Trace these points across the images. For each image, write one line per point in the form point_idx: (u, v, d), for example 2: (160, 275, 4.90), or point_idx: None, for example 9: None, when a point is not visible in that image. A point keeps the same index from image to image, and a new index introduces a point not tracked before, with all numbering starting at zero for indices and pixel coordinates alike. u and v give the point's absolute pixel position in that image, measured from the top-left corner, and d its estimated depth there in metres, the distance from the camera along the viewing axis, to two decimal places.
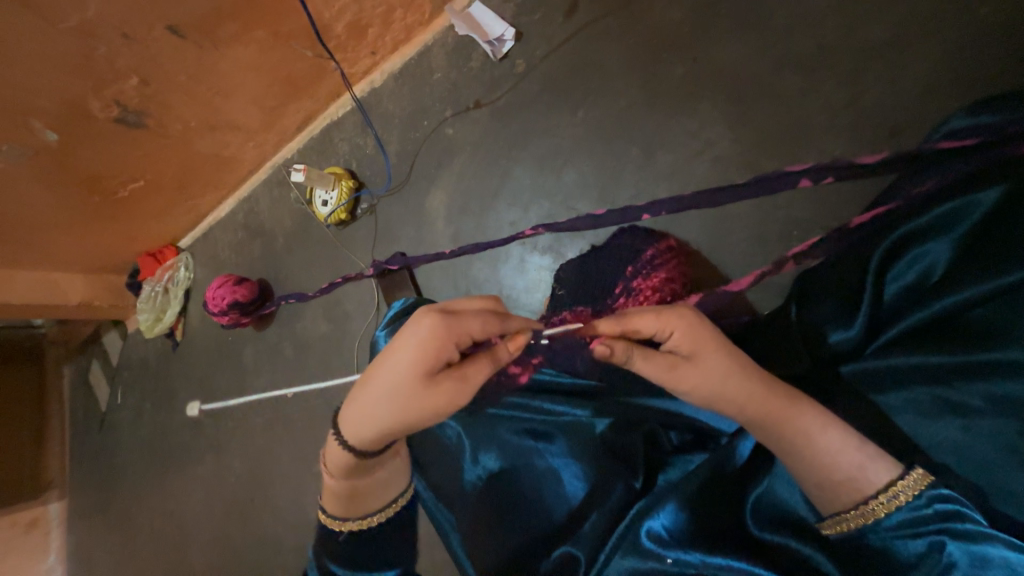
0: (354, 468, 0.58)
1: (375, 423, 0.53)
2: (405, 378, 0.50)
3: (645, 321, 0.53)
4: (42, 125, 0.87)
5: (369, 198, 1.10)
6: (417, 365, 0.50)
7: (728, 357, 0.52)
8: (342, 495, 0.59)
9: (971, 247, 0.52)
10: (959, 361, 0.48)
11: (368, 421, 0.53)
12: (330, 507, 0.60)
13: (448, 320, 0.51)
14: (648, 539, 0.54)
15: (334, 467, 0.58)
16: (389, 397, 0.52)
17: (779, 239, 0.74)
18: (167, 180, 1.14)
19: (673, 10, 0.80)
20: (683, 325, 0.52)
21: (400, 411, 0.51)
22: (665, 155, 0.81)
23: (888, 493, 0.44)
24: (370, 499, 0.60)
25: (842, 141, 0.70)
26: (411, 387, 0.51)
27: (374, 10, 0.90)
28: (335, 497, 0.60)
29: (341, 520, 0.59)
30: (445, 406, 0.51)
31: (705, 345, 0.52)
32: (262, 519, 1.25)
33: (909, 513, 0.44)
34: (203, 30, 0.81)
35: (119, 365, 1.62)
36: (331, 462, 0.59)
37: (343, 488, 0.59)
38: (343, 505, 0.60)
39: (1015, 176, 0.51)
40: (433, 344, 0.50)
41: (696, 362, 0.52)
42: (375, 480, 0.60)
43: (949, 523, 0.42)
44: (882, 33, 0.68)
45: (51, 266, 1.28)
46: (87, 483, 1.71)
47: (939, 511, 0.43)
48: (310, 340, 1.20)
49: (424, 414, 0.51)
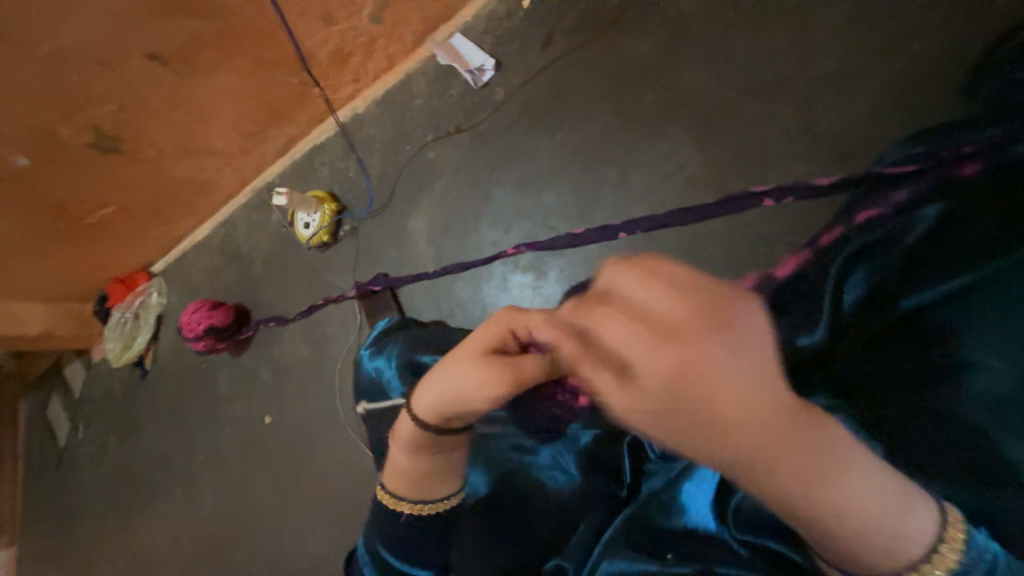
0: (421, 450, 0.60)
1: (439, 394, 0.55)
2: (470, 354, 0.54)
3: (628, 313, 0.31)
4: (11, 150, 0.86)
5: (351, 220, 1.11)
6: (488, 345, 0.54)
7: (746, 403, 0.31)
8: (406, 475, 0.62)
9: (914, 259, 0.56)
10: (912, 363, 0.53)
11: (428, 390, 0.57)
12: (391, 486, 0.64)
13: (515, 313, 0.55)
14: (635, 547, 0.56)
15: (401, 442, 0.61)
16: (451, 370, 0.55)
17: (749, 254, 0.77)
18: (141, 204, 1.12)
19: (642, 43, 0.85)
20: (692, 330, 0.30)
21: (460, 384, 0.53)
22: (638, 176, 0.85)
23: (946, 546, 0.37)
24: (429, 487, 0.62)
25: (801, 163, 0.76)
26: (478, 362, 0.52)
27: (357, 40, 0.93)
28: (398, 474, 0.63)
29: (402, 499, 0.63)
30: (488, 382, 0.51)
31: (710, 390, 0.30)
32: (234, 556, 1.20)
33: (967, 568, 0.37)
34: (185, 57, 0.83)
35: (81, 397, 1.55)
36: (400, 444, 0.61)
37: (407, 467, 0.62)
38: (402, 483, 0.63)
39: (952, 196, 0.56)
40: (499, 328, 0.54)
41: (664, 388, 0.30)
42: (429, 469, 0.61)
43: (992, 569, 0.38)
44: (831, 66, 0.75)
45: (12, 294, 1.23)
46: (40, 525, 1.60)
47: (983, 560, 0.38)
48: (288, 364, 1.18)
49: (479, 392, 0.51)
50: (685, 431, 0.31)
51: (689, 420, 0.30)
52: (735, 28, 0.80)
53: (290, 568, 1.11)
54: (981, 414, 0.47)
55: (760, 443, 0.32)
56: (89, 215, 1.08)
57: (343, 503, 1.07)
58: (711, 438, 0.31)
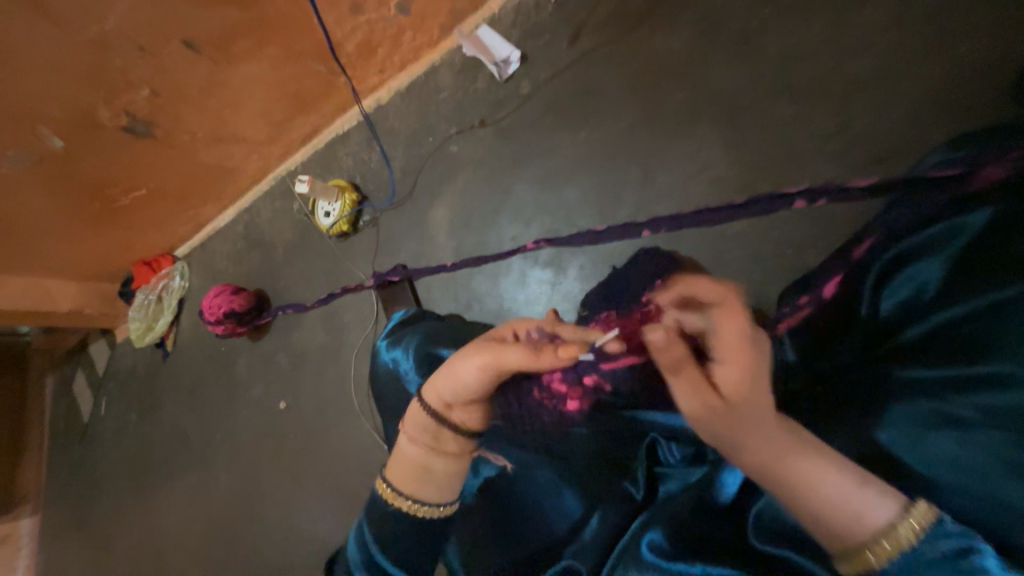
0: (430, 441, 0.61)
1: (443, 376, 0.60)
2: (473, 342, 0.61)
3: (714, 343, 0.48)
4: (50, 133, 0.88)
5: (372, 211, 1.12)
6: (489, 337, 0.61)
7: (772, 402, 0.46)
8: (410, 467, 0.60)
9: (959, 265, 0.53)
10: (950, 373, 0.49)
11: (435, 376, 0.62)
12: (389, 477, 0.61)
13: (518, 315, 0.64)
14: (648, 549, 0.53)
15: (412, 430, 0.61)
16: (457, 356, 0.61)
17: (776, 257, 0.76)
18: (170, 189, 1.14)
19: (673, 39, 0.84)
20: (749, 355, 0.47)
21: (456, 365, 0.59)
22: (663, 175, 0.84)
23: (903, 525, 0.41)
24: (426, 485, 0.60)
25: (834, 165, 0.73)
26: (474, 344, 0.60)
27: (385, 31, 0.93)
28: (401, 465, 0.61)
29: (395, 494, 0.60)
30: (484, 364, 0.57)
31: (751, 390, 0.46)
32: (246, 537, 1.22)
33: (927, 552, 0.40)
34: (218, 45, 0.84)
35: (105, 375, 1.59)
36: (412, 428, 0.62)
37: (413, 457, 0.61)
38: (402, 476, 0.60)
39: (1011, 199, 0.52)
40: (509, 327, 0.62)
41: (748, 394, 0.45)
42: (436, 466, 0.60)
43: (958, 563, 0.39)
44: (869, 66, 0.72)
45: (44, 272, 1.27)
46: (63, 497, 1.65)
47: (947, 551, 0.40)
48: (305, 351, 1.19)
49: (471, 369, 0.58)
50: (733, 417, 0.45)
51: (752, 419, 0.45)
52: (770, 24, 0.77)
53: (300, 551, 1.12)
54: (1018, 430, 0.44)
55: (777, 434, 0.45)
56: (120, 198, 1.11)
57: (354, 491, 1.08)
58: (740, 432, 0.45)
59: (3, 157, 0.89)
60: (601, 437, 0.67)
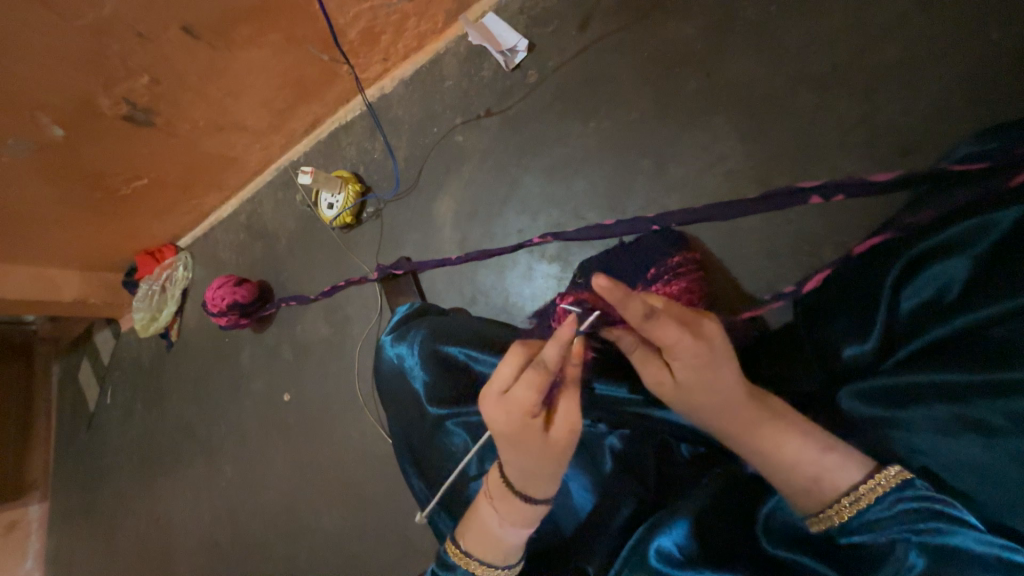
0: (529, 522, 0.56)
1: (536, 487, 0.54)
2: (529, 433, 0.52)
3: (667, 334, 0.50)
4: (49, 121, 0.86)
5: (376, 202, 1.10)
6: (525, 438, 0.52)
7: (729, 378, 0.51)
8: (508, 549, 0.57)
9: (989, 268, 0.53)
10: (981, 378, 0.49)
11: (527, 470, 0.53)
12: (477, 550, 0.58)
13: (503, 402, 0.52)
14: (658, 557, 0.53)
15: (502, 508, 0.56)
16: (526, 450, 0.52)
17: (791, 253, 0.73)
18: (171, 179, 1.13)
19: (687, 26, 0.81)
20: (696, 353, 0.50)
21: (549, 466, 0.53)
22: (675, 168, 0.82)
23: (866, 486, 0.46)
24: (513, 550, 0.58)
25: (853, 159, 0.71)
26: (537, 452, 0.52)
27: (389, 17, 0.90)
28: (497, 549, 0.57)
29: (490, 564, 0.57)
30: (566, 427, 0.52)
31: (710, 366, 0.50)
32: (252, 526, 1.23)
33: (887, 511, 0.45)
34: (219, 31, 0.81)
35: (111, 364, 1.59)
36: (499, 506, 0.56)
37: (514, 540, 0.57)
38: (502, 554, 0.57)
39: None
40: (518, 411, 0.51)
41: (698, 380, 0.51)
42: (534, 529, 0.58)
43: (915, 522, 0.44)
44: (892, 55, 0.70)
45: (47, 262, 1.26)
46: (71, 483, 1.67)
47: (906, 510, 0.44)
48: (309, 343, 1.18)
49: (564, 458, 0.53)
50: (683, 397, 0.53)
51: (692, 402, 0.53)
52: (789, 11, 0.75)
53: (306, 542, 1.13)
54: None
55: (716, 405, 0.52)
56: (122, 188, 1.10)
57: (360, 483, 1.08)
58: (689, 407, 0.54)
59: (5, 146, 0.88)
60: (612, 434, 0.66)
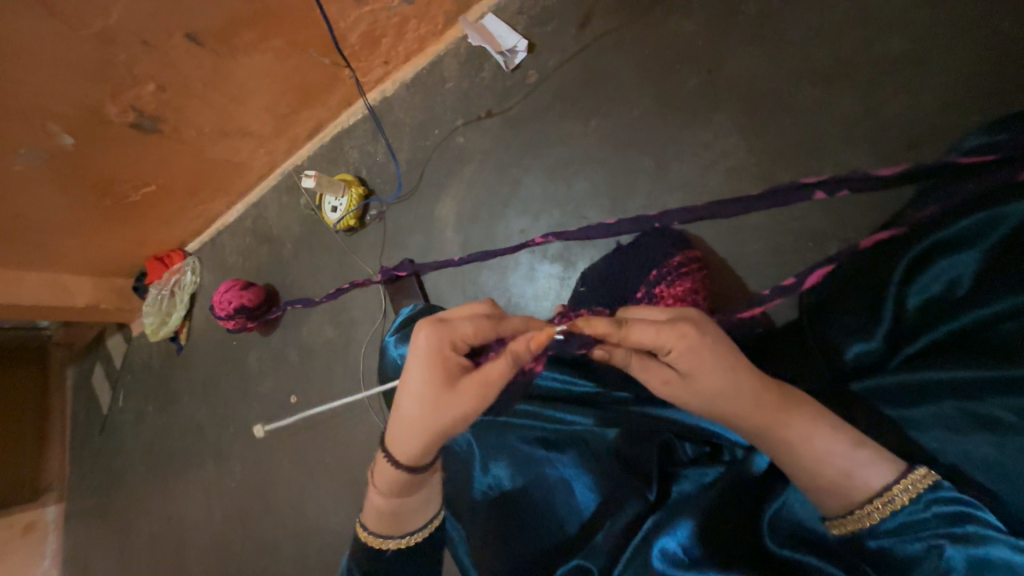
0: (403, 489, 0.60)
1: (405, 429, 0.57)
2: (437, 374, 0.56)
3: (643, 331, 0.50)
4: (58, 129, 0.88)
5: (379, 205, 1.10)
6: (436, 372, 0.56)
7: (728, 365, 0.50)
8: (398, 521, 0.62)
9: (998, 261, 0.52)
10: (989, 376, 0.48)
11: (414, 413, 0.57)
12: (371, 524, 0.62)
13: (440, 326, 0.57)
14: (663, 558, 0.53)
15: (381, 484, 0.60)
16: (426, 390, 0.56)
17: (794, 249, 0.73)
18: (178, 184, 1.14)
19: (687, 23, 0.80)
20: (685, 341, 0.50)
21: (435, 416, 0.56)
22: (678, 166, 0.81)
23: (900, 486, 0.45)
24: (402, 522, 0.62)
25: (860, 153, 0.70)
26: (430, 394, 0.56)
27: (389, 21, 0.90)
28: (386, 521, 0.61)
29: (383, 538, 0.61)
30: (473, 395, 0.55)
31: (701, 353, 0.50)
32: (262, 528, 1.24)
33: (923, 511, 0.44)
34: (222, 38, 0.82)
35: (122, 368, 1.62)
36: (379, 484, 0.61)
37: (388, 509, 0.61)
38: (387, 525, 0.62)
39: None
40: (443, 346, 0.57)
41: (696, 364, 0.50)
42: (416, 504, 0.62)
43: (951, 526, 0.43)
44: (896, 48, 0.69)
45: (59, 268, 1.29)
46: (86, 486, 1.69)
47: (940, 514, 0.44)
48: (315, 346, 1.19)
49: (441, 420, 0.56)
50: (696, 393, 0.51)
51: (700, 402, 0.52)
52: (791, 7, 0.74)
53: (314, 542, 1.14)
54: None
55: (723, 393, 0.50)
56: (130, 195, 1.11)
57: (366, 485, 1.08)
58: (701, 403, 0.52)
59: (16, 154, 0.89)
60: (618, 431, 0.66)
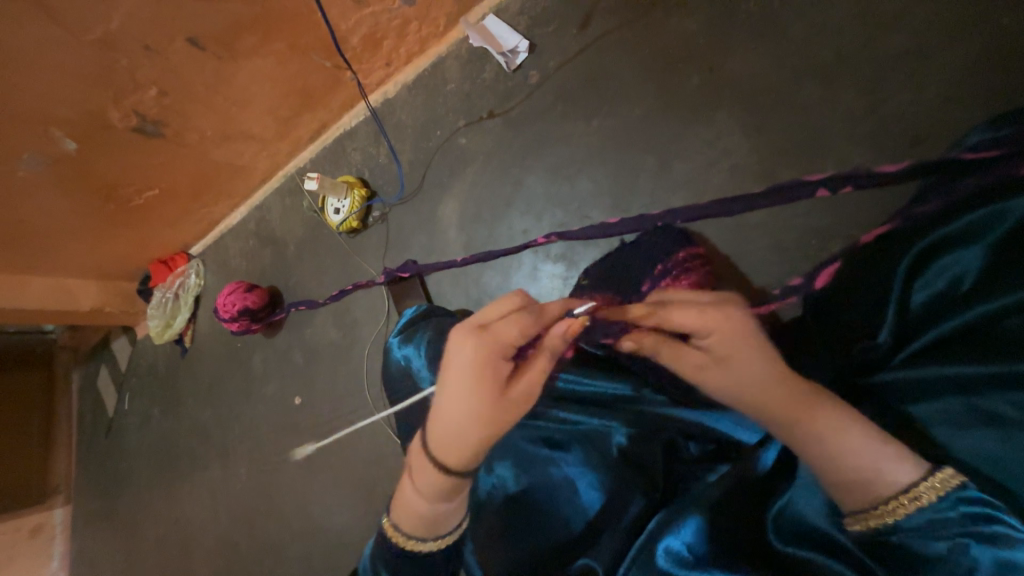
0: (444, 495, 0.57)
1: (451, 444, 0.54)
2: (485, 385, 0.53)
3: (684, 314, 0.52)
4: (62, 135, 0.89)
5: (382, 206, 1.11)
6: (484, 383, 0.53)
7: (763, 349, 0.52)
8: (435, 523, 0.59)
9: (1002, 257, 0.52)
10: (992, 370, 0.48)
11: (459, 427, 0.53)
12: (404, 527, 0.59)
13: (483, 333, 0.54)
14: (669, 556, 0.53)
15: (421, 487, 0.57)
16: (471, 400, 0.53)
17: (798, 247, 0.73)
18: (181, 188, 1.15)
19: (688, 22, 0.80)
20: (724, 323, 0.52)
21: (486, 427, 0.53)
22: (680, 164, 0.81)
23: (926, 484, 0.44)
24: (438, 524, 0.59)
25: (863, 150, 0.70)
26: (469, 407, 0.52)
27: (390, 23, 0.91)
28: (422, 523, 0.58)
29: (418, 539, 0.59)
30: (523, 397, 0.54)
31: (741, 336, 0.52)
32: (267, 530, 1.24)
33: (950, 511, 0.44)
34: (223, 42, 0.83)
35: (127, 371, 1.63)
36: (417, 483, 0.58)
37: (425, 511, 0.58)
38: (421, 527, 0.59)
39: None
40: (486, 354, 0.53)
41: (734, 347, 0.52)
42: (453, 506, 0.59)
43: (975, 526, 0.43)
44: (898, 45, 0.68)
45: (64, 273, 1.29)
46: (93, 488, 1.70)
47: (967, 514, 0.43)
48: (319, 347, 1.20)
49: (494, 424, 0.53)
50: (733, 377, 0.52)
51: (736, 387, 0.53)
52: (792, 4, 0.74)
53: (319, 544, 1.14)
54: None
55: (760, 377, 0.51)
56: (134, 199, 1.12)
57: (370, 486, 1.09)
58: (736, 389, 0.53)
59: (20, 160, 0.90)
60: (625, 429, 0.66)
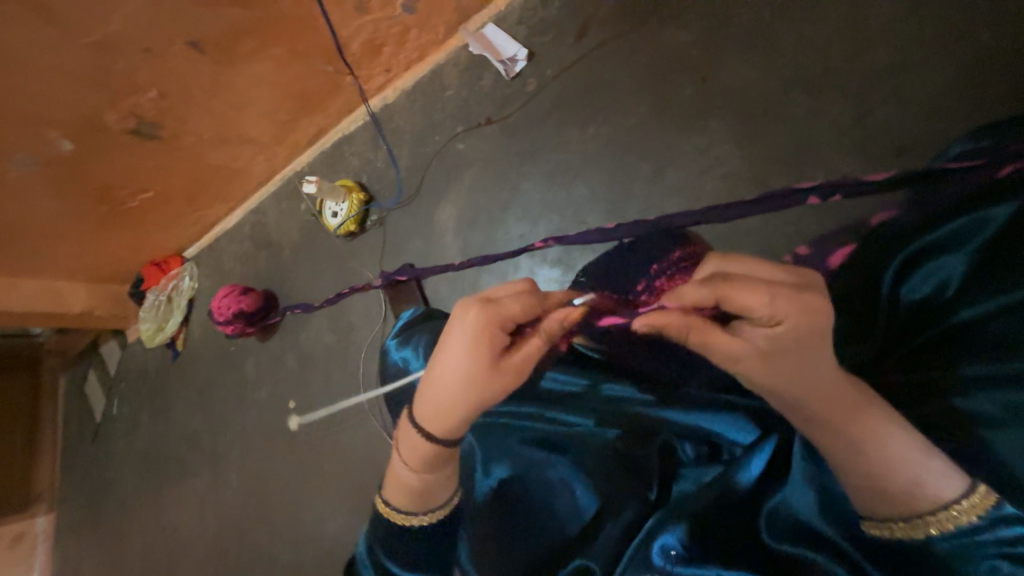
0: (430, 464, 0.60)
1: (441, 407, 0.55)
2: (482, 356, 0.53)
3: (755, 295, 0.44)
4: (58, 136, 0.89)
5: (379, 210, 1.12)
6: (481, 353, 0.53)
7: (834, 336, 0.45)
8: (424, 497, 0.62)
9: (983, 263, 0.54)
10: (980, 373, 0.50)
11: (451, 391, 0.55)
12: (396, 500, 0.63)
13: (488, 305, 0.54)
14: (662, 556, 0.54)
15: (409, 459, 0.60)
16: (465, 369, 0.54)
17: (789, 253, 0.75)
18: (176, 190, 1.15)
19: (682, 33, 0.83)
20: (801, 307, 0.44)
21: (474, 395, 0.54)
22: (674, 171, 0.83)
23: (964, 503, 0.45)
24: (426, 497, 0.62)
25: (851, 159, 0.72)
26: (463, 374, 0.54)
27: (390, 30, 0.92)
28: (411, 496, 0.62)
29: (408, 513, 0.62)
30: (513, 375, 0.55)
31: (818, 320, 0.44)
32: (257, 537, 1.23)
33: (985, 530, 0.44)
34: (224, 46, 0.84)
35: (117, 376, 1.60)
36: (406, 456, 0.61)
37: (414, 484, 0.61)
38: (411, 501, 0.62)
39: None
40: (490, 326, 0.53)
41: (806, 331, 0.44)
42: (440, 478, 0.61)
43: (1010, 546, 0.44)
44: (883, 58, 0.71)
45: (54, 275, 1.28)
46: (77, 495, 1.67)
47: (1002, 533, 0.44)
48: (314, 351, 1.19)
49: (488, 396, 0.55)
50: (798, 364, 0.45)
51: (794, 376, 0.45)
52: (782, 18, 0.76)
53: (311, 550, 1.13)
54: None
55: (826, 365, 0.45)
56: (128, 201, 1.12)
57: (363, 491, 1.08)
58: (789, 379, 0.46)
59: (13, 160, 0.90)
60: (620, 430, 0.67)
